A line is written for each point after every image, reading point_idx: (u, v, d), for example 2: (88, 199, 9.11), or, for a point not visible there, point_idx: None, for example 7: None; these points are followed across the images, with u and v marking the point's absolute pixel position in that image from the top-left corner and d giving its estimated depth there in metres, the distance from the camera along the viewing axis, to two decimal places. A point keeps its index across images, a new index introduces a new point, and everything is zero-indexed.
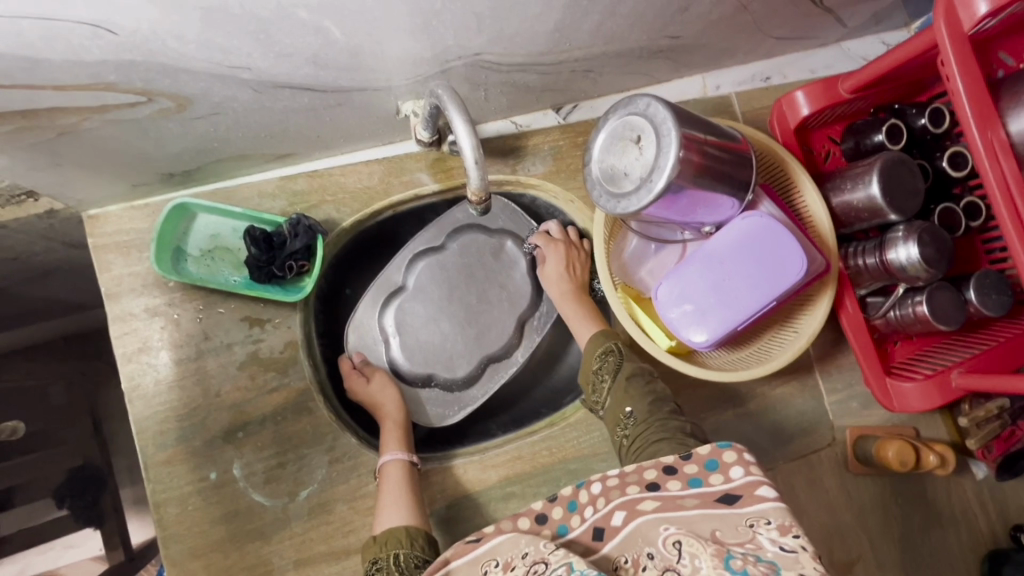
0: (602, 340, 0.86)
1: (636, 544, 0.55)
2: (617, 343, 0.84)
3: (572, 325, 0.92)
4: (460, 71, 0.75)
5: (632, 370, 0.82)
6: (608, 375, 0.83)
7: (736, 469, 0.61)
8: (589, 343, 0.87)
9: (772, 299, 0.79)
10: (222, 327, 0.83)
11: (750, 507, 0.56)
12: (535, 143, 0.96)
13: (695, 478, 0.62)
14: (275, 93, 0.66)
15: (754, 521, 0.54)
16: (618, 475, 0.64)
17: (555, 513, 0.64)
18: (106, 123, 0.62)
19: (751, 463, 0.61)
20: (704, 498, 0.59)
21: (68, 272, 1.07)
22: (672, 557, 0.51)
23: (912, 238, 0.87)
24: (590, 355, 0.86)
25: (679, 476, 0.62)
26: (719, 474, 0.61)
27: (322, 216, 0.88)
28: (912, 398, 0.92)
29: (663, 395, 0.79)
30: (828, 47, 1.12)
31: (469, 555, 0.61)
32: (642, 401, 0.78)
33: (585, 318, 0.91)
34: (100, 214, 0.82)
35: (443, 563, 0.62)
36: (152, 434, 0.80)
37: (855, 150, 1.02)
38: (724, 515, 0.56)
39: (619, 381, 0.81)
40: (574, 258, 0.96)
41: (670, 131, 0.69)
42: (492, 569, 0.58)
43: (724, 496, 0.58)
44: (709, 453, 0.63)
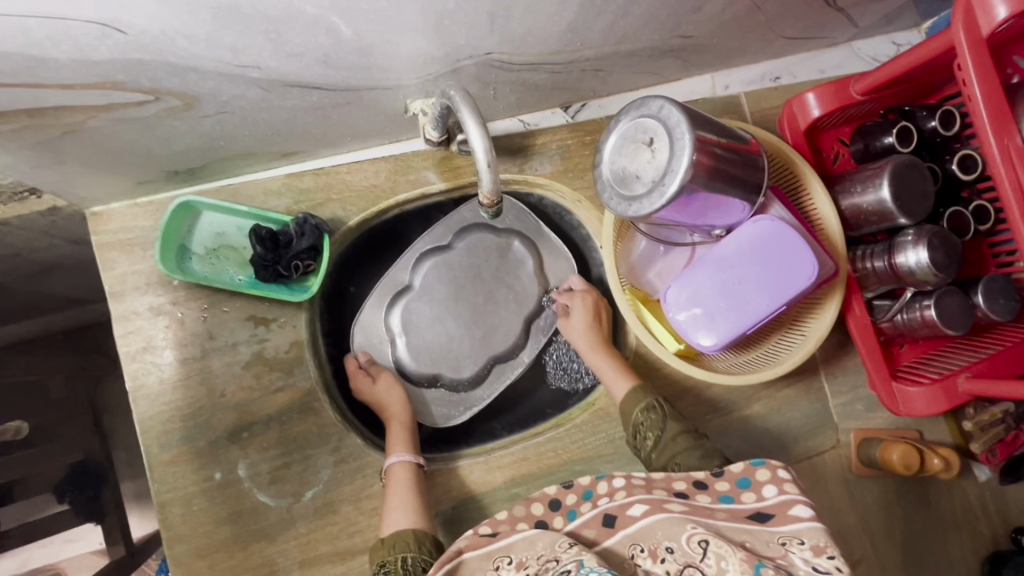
0: (641, 396, 0.85)
1: (653, 535, 0.58)
2: (657, 397, 0.84)
3: (604, 377, 0.91)
4: (471, 70, 0.74)
5: (677, 428, 0.81)
6: (653, 432, 0.82)
7: (768, 488, 0.66)
8: (627, 396, 0.86)
9: (783, 303, 0.79)
10: (227, 326, 0.82)
11: (782, 525, 0.61)
12: (543, 142, 0.95)
13: (727, 495, 0.67)
14: (285, 92, 0.65)
15: (787, 539, 0.58)
16: (645, 478, 0.68)
17: (568, 500, 0.70)
18: (112, 121, 0.61)
19: (783, 481, 0.66)
20: (734, 512, 0.64)
21: (70, 268, 1.06)
22: (694, 554, 0.54)
23: (922, 242, 0.87)
24: (630, 411, 0.85)
25: (710, 491, 0.68)
26: (751, 492, 0.67)
27: (328, 214, 0.87)
28: (918, 402, 0.92)
29: (712, 451, 0.79)
30: (839, 46, 1.11)
31: (481, 549, 0.64)
32: (690, 456, 0.78)
33: (618, 371, 0.90)
34: (104, 211, 0.81)
35: (456, 553, 0.63)
36: (157, 433, 0.80)
37: (864, 152, 1.00)
38: (755, 528, 0.60)
39: (664, 439, 0.81)
40: (601, 311, 0.96)
41: (683, 134, 0.68)
42: (505, 566, 0.61)
43: (756, 513, 0.64)
44: (742, 472, 0.68)
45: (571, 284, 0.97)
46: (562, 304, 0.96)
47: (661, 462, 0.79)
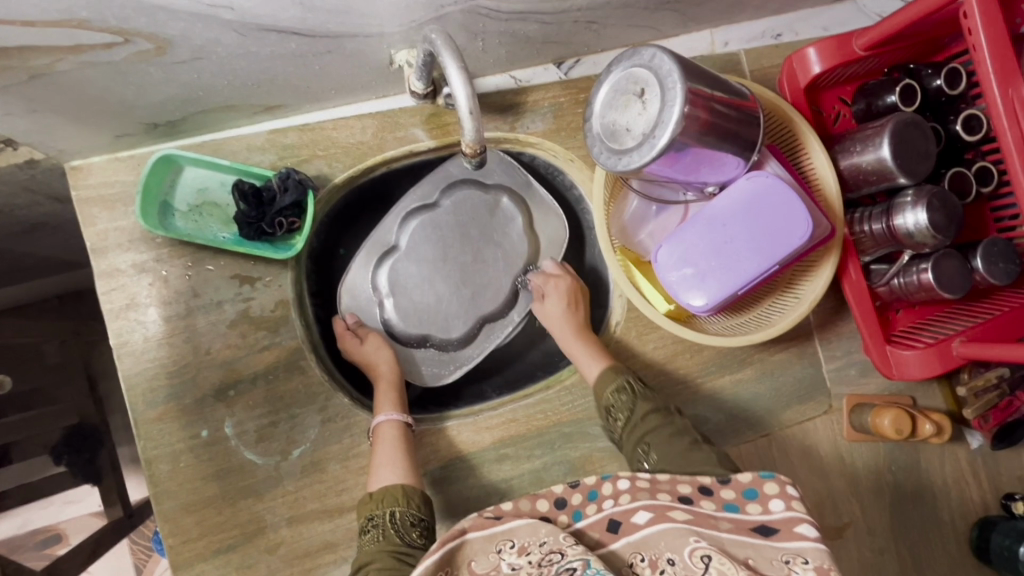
0: (613, 377, 0.84)
1: (656, 545, 0.58)
2: (627, 377, 0.83)
3: (576, 359, 0.89)
4: (457, 17, 0.72)
5: (649, 408, 0.81)
6: (623, 411, 0.82)
7: (775, 502, 0.63)
8: (600, 376, 0.85)
9: (775, 262, 0.77)
10: (212, 284, 0.81)
11: (788, 542, 0.59)
12: (535, 99, 0.93)
13: (732, 504, 0.65)
14: (261, 37, 0.63)
15: (790, 558, 0.57)
16: (651, 479, 0.67)
17: (573, 499, 0.67)
18: (82, 65, 0.59)
19: (793, 498, 0.63)
20: (738, 524, 0.62)
21: (55, 228, 1.04)
22: (695, 568, 0.55)
23: (922, 203, 0.85)
24: (601, 392, 0.84)
25: (715, 498, 0.66)
26: (757, 503, 0.64)
27: (313, 171, 0.85)
28: (911, 365, 0.91)
29: (683, 429, 0.79)
30: (843, 2, 1.08)
31: (484, 530, 0.64)
32: (661, 437, 0.77)
33: (593, 353, 0.88)
34: (83, 165, 0.78)
35: (459, 531, 0.63)
36: (142, 391, 0.79)
37: (865, 112, 0.98)
38: (758, 545, 0.59)
39: (636, 419, 0.80)
40: (576, 293, 0.94)
41: (675, 83, 0.66)
42: (507, 550, 0.62)
43: (761, 527, 0.61)
44: (750, 482, 0.66)
45: (545, 269, 0.97)
46: (537, 287, 0.95)
47: (631, 443, 0.79)
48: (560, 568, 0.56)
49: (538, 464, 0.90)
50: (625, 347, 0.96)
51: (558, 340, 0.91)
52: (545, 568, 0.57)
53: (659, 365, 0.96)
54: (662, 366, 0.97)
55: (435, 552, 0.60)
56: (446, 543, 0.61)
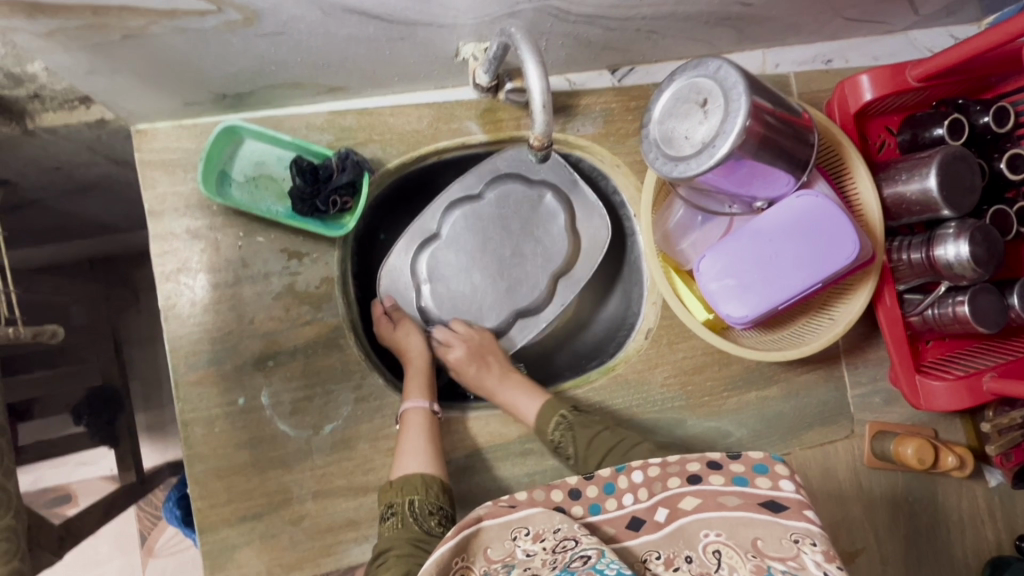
0: (554, 409, 0.86)
1: (674, 544, 0.59)
2: (565, 408, 0.86)
3: (511, 402, 0.89)
4: (528, 15, 0.73)
5: (590, 430, 0.84)
6: (570, 445, 0.84)
7: (787, 480, 0.60)
8: (538, 414, 0.87)
9: (818, 280, 0.78)
10: (261, 256, 0.83)
11: (796, 521, 0.56)
12: (587, 104, 0.94)
13: (741, 477, 0.62)
14: (343, 18, 0.65)
15: (800, 538, 0.55)
16: (661, 464, 0.65)
17: (589, 491, 0.64)
18: (173, 30, 0.61)
19: (803, 478, 0.60)
20: (748, 500, 0.60)
21: (105, 190, 1.06)
22: (710, 564, 0.56)
23: (964, 236, 0.86)
24: (542, 431, 0.86)
25: (724, 472, 0.63)
26: (767, 478, 0.61)
27: (368, 154, 0.86)
28: (938, 396, 0.92)
29: (633, 441, 0.82)
30: (895, 34, 1.10)
31: (500, 518, 0.61)
32: (615, 456, 0.80)
33: (529, 390, 0.90)
34: (149, 128, 0.80)
35: (475, 519, 0.60)
36: (185, 353, 0.81)
37: (911, 142, 0.99)
38: (767, 522, 0.57)
39: (584, 447, 0.83)
40: (485, 348, 0.93)
41: (739, 97, 0.68)
42: (522, 537, 0.60)
43: (770, 503, 0.59)
44: (760, 458, 0.62)
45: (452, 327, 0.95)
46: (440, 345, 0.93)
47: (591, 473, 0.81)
48: (574, 555, 0.55)
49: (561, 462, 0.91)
50: (656, 355, 0.97)
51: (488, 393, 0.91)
52: (559, 554, 0.56)
53: (687, 375, 0.97)
54: (691, 376, 0.97)
55: (450, 541, 0.57)
56: (459, 532, 0.58)
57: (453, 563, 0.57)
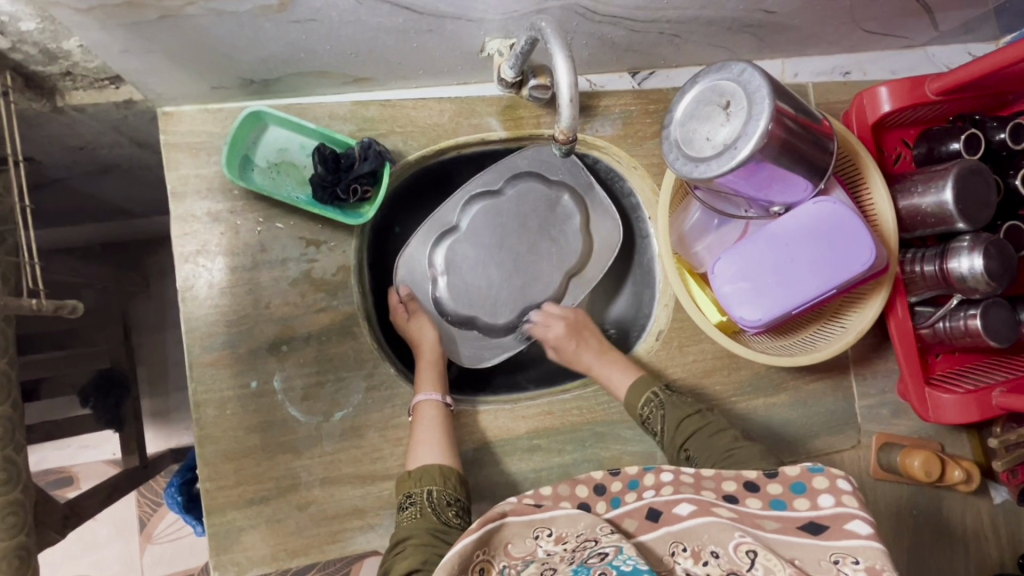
0: (643, 386, 0.86)
1: (699, 537, 0.57)
2: (658, 387, 0.85)
3: (606, 378, 0.90)
4: (556, 13, 0.74)
5: (678, 410, 0.82)
6: (658, 423, 0.83)
7: (825, 497, 0.60)
8: (631, 389, 0.87)
9: (833, 286, 0.79)
10: (279, 242, 0.83)
11: (837, 541, 0.55)
12: (607, 104, 0.94)
13: (779, 500, 0.62)
14: (375, 7, 0.66)
15: (839, 557, 0.54)
16: (695, 476, 0.64)
17: (613, 486, 0.66)
18: (209, 11, 0.62)
19: (844, 494, 0.59)
20: (785, 522, 0.59)
21: (124, 173, 1.07)
22: (741, 563, 0.53)
23: (978, 249, 0.86)
24: (633, 406, 0.86)
25: (761, 495, 0.63)
26: (805, 499, 0.61)
27: (389, 145, 0.87)
28: (947, 410, 0.92)
29: (721, 427, 0.79)
30: (913, 49, 1.11)
31: (524, 515, 0.62)
32: (700, 439, 0.78)
33: (624, 367, 0.90)
34: (175, 111, 0.81)
35: (499, 514, 0.60)
36: (200, 334, 0.81)
37: (927, 156, 1.00)
38: (806, 544, 0.56)
39: (670, 426, 0.82)
40: (584, 326, 0.96)
41: (763, 100, 0.68)
42: (544, 537, 0.61)
43: (809, 524, 0.58)
44: (798, 476, 0.62)
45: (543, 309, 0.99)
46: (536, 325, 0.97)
47: (673, 451, 0.81)
48: (592, 551, 0.55)
49: (568, 459, 0.91)
50: (666, 357, 0.97)
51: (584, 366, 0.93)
52: (578, 552, 0.56)
53: (696, 378, 0.97)
54: (700, 380, 0.98)
55: (474, 531, 0.58)
56: (485, 524, 0.59)
57: (474, 555, 0.57)
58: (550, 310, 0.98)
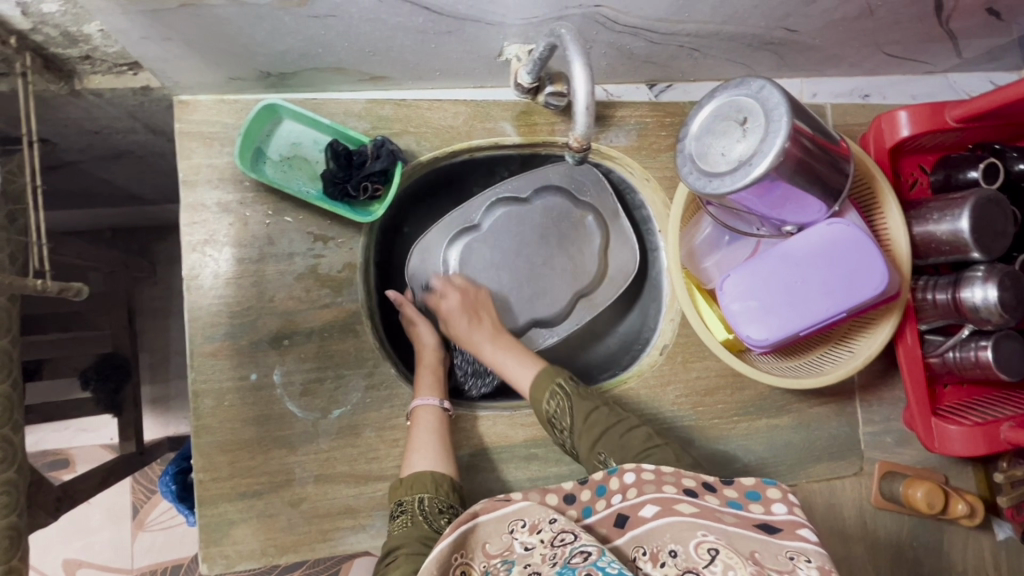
0: (548, 377, 0.82)
1: (660, 538, 0.55)
2: (563, 377, 0.81)
3: (504, 368, 0.87)
4: (576, 21, 0.74)
5: (584, 404, 0.79)
6: (566, 417, 0.79)
7: (778, 505, 0.59)
8: (535, 382, 0.82)
9: (843, 310, 0.78)
10: (287, 235, 0.83)
11: (790, 541, 0.54)
12: (623, 115, 0.94)
13: (735, 501, 0.60)
14: (395, 6, 0.66)
15: (794, 555, 0.51)
16: (655, 472, 0.63)
17: (583, 495, 0.64)
18: (229, 2, 0.61)
19: (796, 505, 0.58)
20: (742, 519, 0.57)
21: (139, 159, 1.08)
22: (699, 560, 0.51)
23: (993, 280, 0.85)
24: (537, 401, 0.81)
25: (719, 495, 0.61)
26: (760, 505, 0.59)
27: (402, 145, 0.87)
28: (954, 441, 0.91)
29: (632, 424, 0.78)
30: (935, 75, 1.10)
31: (496, 512, 0.60)
32: (613, 437, 0.76)
33: (522, 357, 0.87)
34: (191, 100, 0.81)
35: (470, 515, 0.59)
36: (203, 324, 0.81)
37: (944, 183, 0.98)
38: (762, 541, 0.53)
39: (578, 423, 0.78)
40: (481, 301, 0.93)
41: (781, 117, 0.67)
42: (519, 530, 0.59)
43: (764, 525, 0.56)
44: (753, 485, 0.61)
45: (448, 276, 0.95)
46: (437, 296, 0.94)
47: (584, 450, 0.76)
48: (573, 550, 0.53)
49: (565, 470, 0.90)
50: (670, 373, 0.96)
51: (475, 348, 0.90)
52: (557, 549, 0.54)
53: (698, 395, 0.96)
54: (702, 397, 0.96)
55: (446, 539, 0.57)
56: (456, 528, 0.58)
57: (453, 559, 0.57)
58: (449, 280, 0.94)
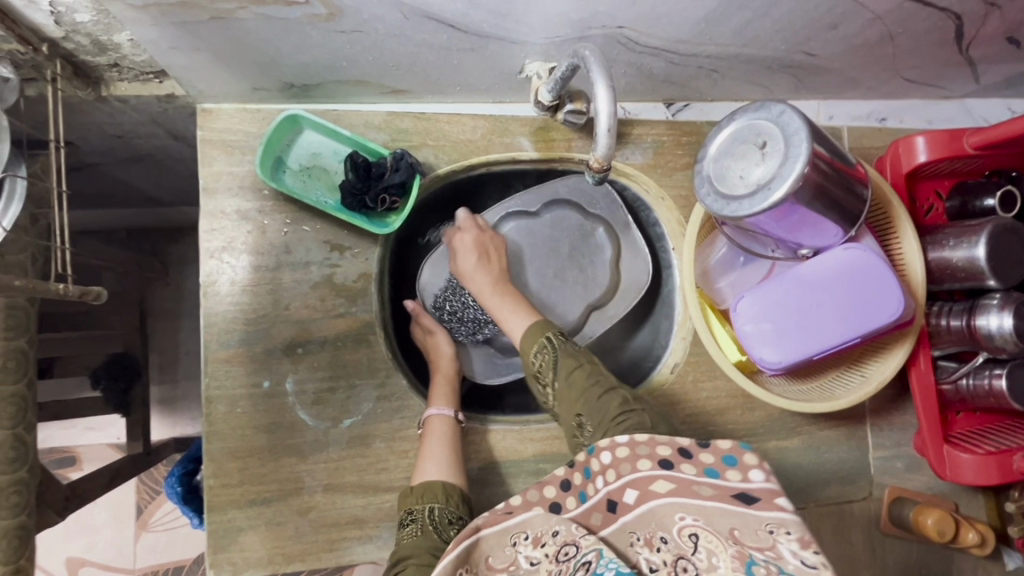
0: (536, 334, 0.79)
1: (649, 524, 0.55)
2: (550, 331, 0.78)
3: (499, 316, 0.85)
4: (598, 41, 0.75)
5: (569, 360, 0.76)
6: (551, 372, 0.77)
7: (757, 471, 0.53)
8: (524, 336, 0.80)
9: (857, 335, 0.78)
10: (304, 244, 0.84)
11: (767, 511, 0.50)
12: (640, 133, 0.95)
13: (711, 468, 0.55)
14: (420, 23, 0.67)
15: (773, 527, 0.49)
16: (629, 444, 0.59)
17: (576, 479, 0.61)
18: (258, 16, 0.62)
19: (775, 468, 0.53)
20: (718, 489, 0.53)
21: (158, 163, 1.09)
22: (686, 546, 0.52)
23: (1009, 308, 0.84)
24: (526, 356, 0.79)
25: (694, 462, 0.56)
26: (737, 471, 0.53)
27: (420, 157, 0.88)
28: (966, 469, 0.90)
29: (613, 386, 0.74)
30: (952, 101, 1.10)
31: (497, 525, 0.58)
32: (590, 398, 0.73)
33: (514, 308, 0.85)
34: (214, 109, 0.82)
35: (473, 530, 0.57)
36: (219, 330, 0.82)
37: (961, 210, 0.99)
38: (738, 514, 0.51)
39: (562, 381, 0.76)
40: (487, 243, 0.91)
41: (801, 142, 0.67)
42: (523, 542, 0.57)
43: (741, 494, 0.52)
44: (730, 449, 0.55)
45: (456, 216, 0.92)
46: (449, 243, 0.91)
47: (564, 406, 0.76)
48: (576, 562, 0.52)
49: None
50: (680, 391, 0.96)
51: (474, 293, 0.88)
52: (562, 564, 0.53)
53: (708, 415, 0.96)
54: (712, 417, 0.96)
55: (449, 557, 0.54)
56: (457, 545, 0.55)
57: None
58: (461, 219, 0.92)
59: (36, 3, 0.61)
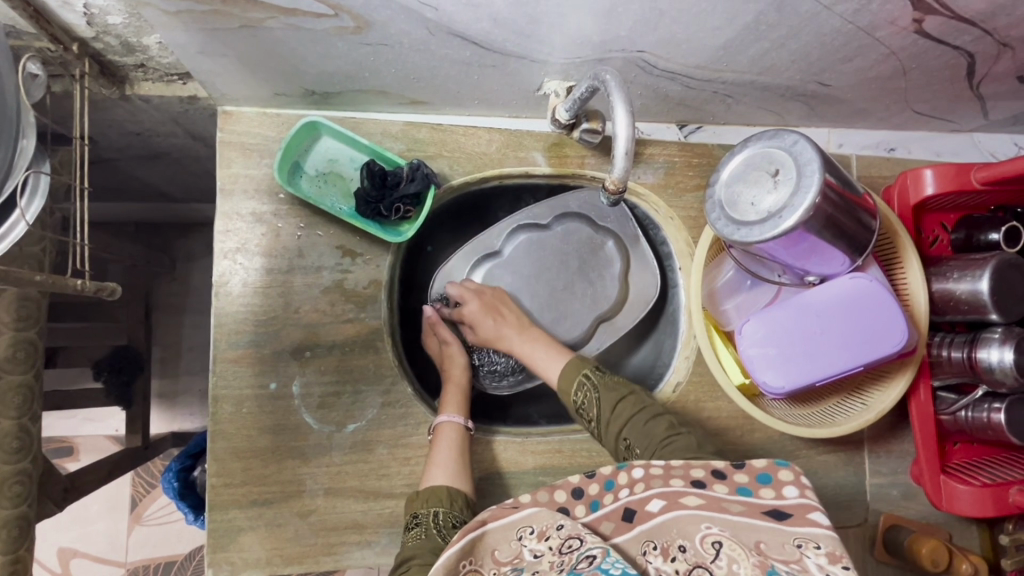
0: (573, 373, 0.82)
1: (669, 532, 0.54)
2: (589, 367, 0.81)
3: (534, 362, 0.87)
4: (617, 63, 0.76)
5: (609, 394, 0.78)
6: (592, 408, 0.79)
7: (789, 488, 0.57)
8: (560, 377, 0.82)
9: (860, 364, 0.79)
10: (317, 249, 0.85)
11: (798, 527, 0.53)
12: (652, 153, 0.96)
13: (745, 488, 0.58)
14: (445, 39, 0.68)
15: (802, 542, 0.51)
16: (663, 465, 0.61)
17: (592, 489, 0.61)
18: (287, 26, 0.64)
19: (807, 487, 0.57)
20: (750, 507, 0.56)
21: (174, 161, 1.10)
22: (706, 555, 0.50)
23: (1010, 342, 0.86)
24: (566, 394, 0.81)
25: (728, 482, 0.59)
26: (771, 488, 0.58)
27: (435, 168, 0.89)
28: (962, 500, 0.90)
29: (656, 412, 0.76)
30: (959, 134, 1.11)
31: (503, 519, 0.59)
32: (636, 425, 0.75)
33: (546, 348, 0.87)
34: (235, 111, 0.83)
35: (479, 522, 0.58)
36: (229, 330, 0.82)
37: (964, 242, 1.00)
38: (770, 528, 0.53)
39: (606, 411, 0.77)
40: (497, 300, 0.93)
41: (813, 174, 0.69)
42: (527, 536, 0.57)
43: (773, 511, 0.55)
44: (764, 467, 0.59)
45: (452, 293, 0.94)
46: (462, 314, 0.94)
47: (610, 438, 0.77)
48: (580, 555, 0.51)
49: None
50: (681, 410, 0.97)
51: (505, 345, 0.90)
52: (564, 555, 0.53)
53: (709, 436, 0.97)
54: (712, 437, 0.97)
55: (453, 548, 0.56)
56: (462, 537, 0.56)
57: (460, 565, 0.56)
58: (465, 285, 0.94)
59: (71, 4, 0.62)
